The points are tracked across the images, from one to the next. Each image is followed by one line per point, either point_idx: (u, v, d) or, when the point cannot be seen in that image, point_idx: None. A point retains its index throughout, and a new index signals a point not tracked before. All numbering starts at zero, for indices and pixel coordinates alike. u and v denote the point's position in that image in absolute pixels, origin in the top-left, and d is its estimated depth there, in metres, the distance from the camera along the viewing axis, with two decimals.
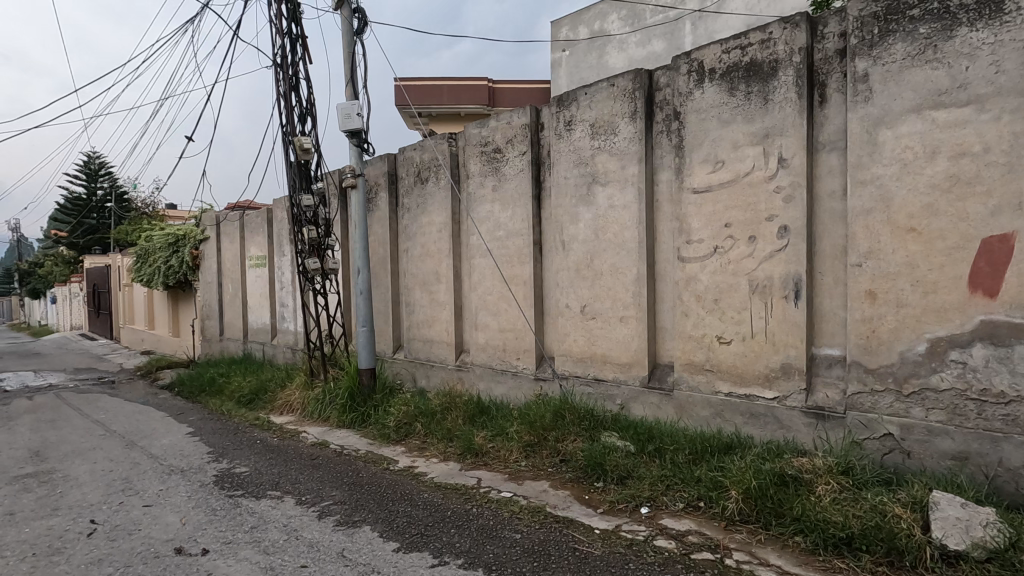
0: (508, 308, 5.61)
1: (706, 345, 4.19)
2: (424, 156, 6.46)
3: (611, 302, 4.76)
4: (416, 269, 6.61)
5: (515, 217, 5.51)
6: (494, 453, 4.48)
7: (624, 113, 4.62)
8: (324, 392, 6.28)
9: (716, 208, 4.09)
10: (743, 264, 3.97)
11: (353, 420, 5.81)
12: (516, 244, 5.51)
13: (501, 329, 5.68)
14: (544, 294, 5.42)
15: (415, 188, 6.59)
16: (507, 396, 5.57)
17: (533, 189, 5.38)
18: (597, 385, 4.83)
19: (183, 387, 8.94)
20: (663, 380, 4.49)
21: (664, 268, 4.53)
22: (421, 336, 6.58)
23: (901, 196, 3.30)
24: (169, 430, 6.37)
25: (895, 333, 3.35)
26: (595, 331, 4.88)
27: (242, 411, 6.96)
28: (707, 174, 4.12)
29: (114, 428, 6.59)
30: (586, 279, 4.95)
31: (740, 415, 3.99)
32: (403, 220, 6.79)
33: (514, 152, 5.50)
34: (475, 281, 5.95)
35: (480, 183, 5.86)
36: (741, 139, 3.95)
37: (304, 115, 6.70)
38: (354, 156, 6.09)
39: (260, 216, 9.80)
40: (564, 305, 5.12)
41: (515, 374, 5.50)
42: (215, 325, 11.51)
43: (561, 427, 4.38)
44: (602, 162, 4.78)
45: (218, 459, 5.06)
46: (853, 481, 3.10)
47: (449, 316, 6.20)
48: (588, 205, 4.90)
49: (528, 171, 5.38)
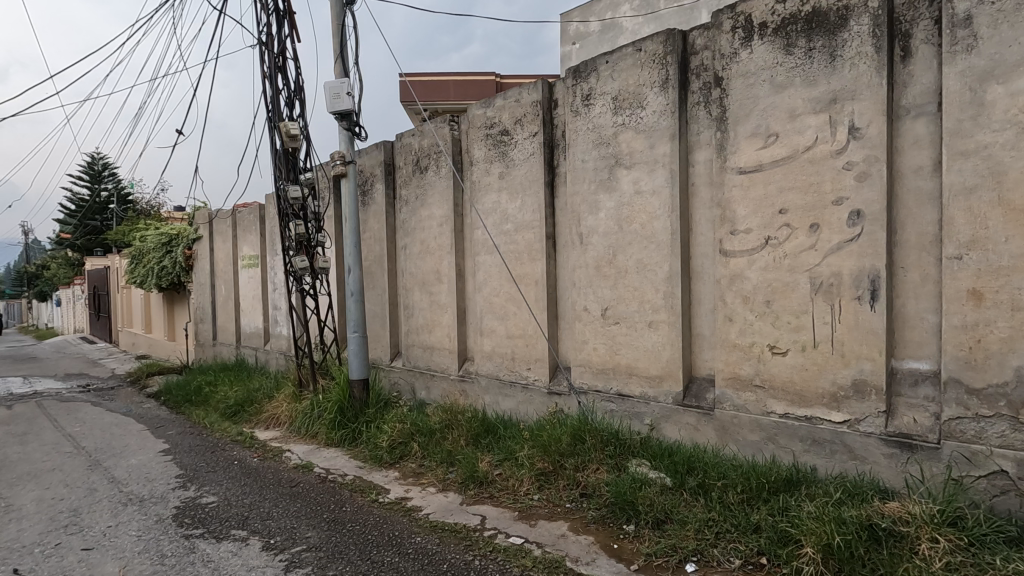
0: (517, 312, 4.93)
1: (754, 356, 3.49)
2: (423, 143, 5.82)
3: (637, 305, 4.08)
4: (415, 267, 5.95)
5: (525, 207, 4.84)
6: (500, 483, 3.81)
7: (653, 82, 3.93)
8: (313, 405, 5.64)
9: (768, 191, 3.39)
10: (801, 258, 3.28)
11: (342, 438, 5.14)
12: (526, 239, 4.83)
13: (508, 335, 5.01)
14: (558, 296, 4.75)
15: (413, 179, 5.94)
16: (517, 411, 4.90)
17: (546, 175, 4.70)
18: (621, 402, 4.15)
19: (169, 396, 8.33)
20: (701, 397, 3.79)
21: (702, 264, 3.84)
22: (421, 343, 5.92)
23: (1017, 168, 2.59)
24: (141, 447, 5.74)
25: (1008, 344, 2.64)
26: (619, 338, 4.19)
27: (225, 425, 6.32)
28: (757, 150, 3.42)
29: (83, 444, 5.97)
30: (607, 278, 4.26)
31: (799, 441, 3.30)
32: (401, 214, 6.14)
33: (524, 133, 4.83)
34: (479, 282, 5.28)
35: (485, 170, 5.18)
36: (799, 106, 3.25)
37: (291, 98, 6.09)
38: (344, 141, 5.44)
39: (252, 213, 9.20)
40: (582, 309, 4.44)
41: (525, 387, 4.83)
42: (208, 329, 10.93)
43: (580, 453, 3.71)
44: (627, 141, 4.09)
45: (185, 485, 4.42)
46: (968, 537, 2.40)
47: (451, 320, 5.55)
48: (610, 193, 4.21)
49: (540, 154, 4.70)
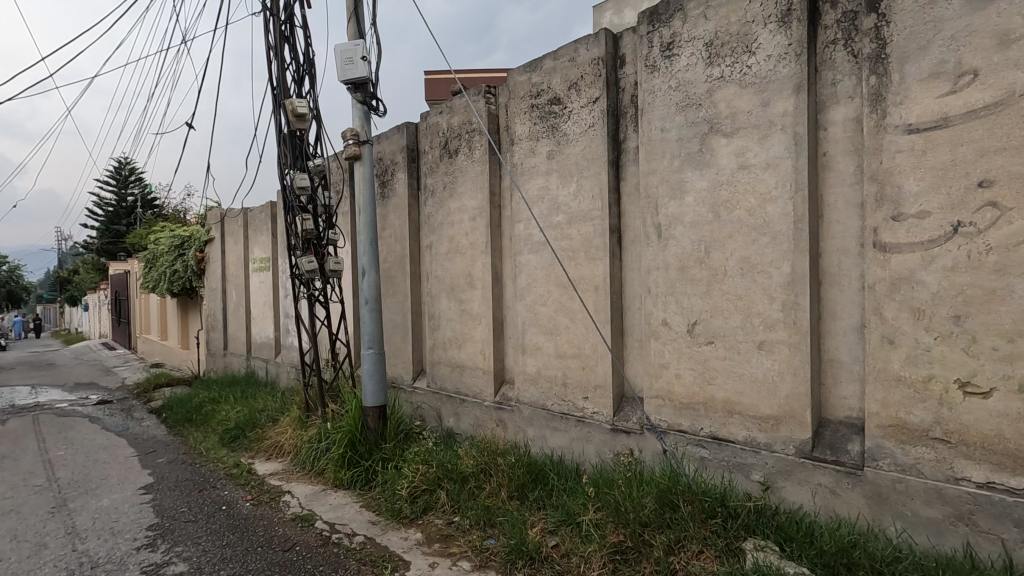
0: (570, 325, 3.92)
1: (932, 395, 2.42)
2: (453, 122, 4.87)
3: (742, 319, 3.03)
4: (442, 270, 5.00)
5: (581, 193, 3.84)
6: (560, 563, 2.80)
7: (766, 17, 2.90)
8: (320, 435, 4.70)
9: (958, 155, 2.32)
10: (1019, 254, 2.19)
11: (353, 479, 4.19)
12: (582, 234, 3.83)
13: (559, 355, 4.01)
14: (625, 306, 3.73)
15: (440, 165, 5.00)
16: (571, 451, 3.89)
17: (610, 151, 3.69)
18: (717, 449, 3.12)
19: (170, 413, 7.53)
20: (841, 449, 2.72)
21: (840, 264, 2.77)
22: (449, 360, 4.95)
23: None
24: (122, 482, 4.87)
25: None
26: (713, 364, 3.16)
27: (220, 454, 5.44)
28: (939, 97, 2.37)
29: (57, 476, 5.11)
30: (696, 283, 3.23)
31: (1014, 528, 2.21)
32: (426, 206, 5.20)
33: (580, 100, 3.83)
34: (520, 288, 4.28)
35: (529, 149, 4.20)
36: (1017, 26, 2.19)
37: (299, 73, 5.21)
38: (358, 117, 4.51)
39: (263, 211, 8.39)
40: (659, 323, 3.41)
41: (581, 422, 3.83)
42: (219, 338, 10.18)
43: (672, 528, 2.69)
44: (726, 99, 3.06)
45: (154, 544, 3.50)
46: None
47: (485, 333, 4.57)
48: (701, 169, 3.18)
49: (602, 125, 3.70)
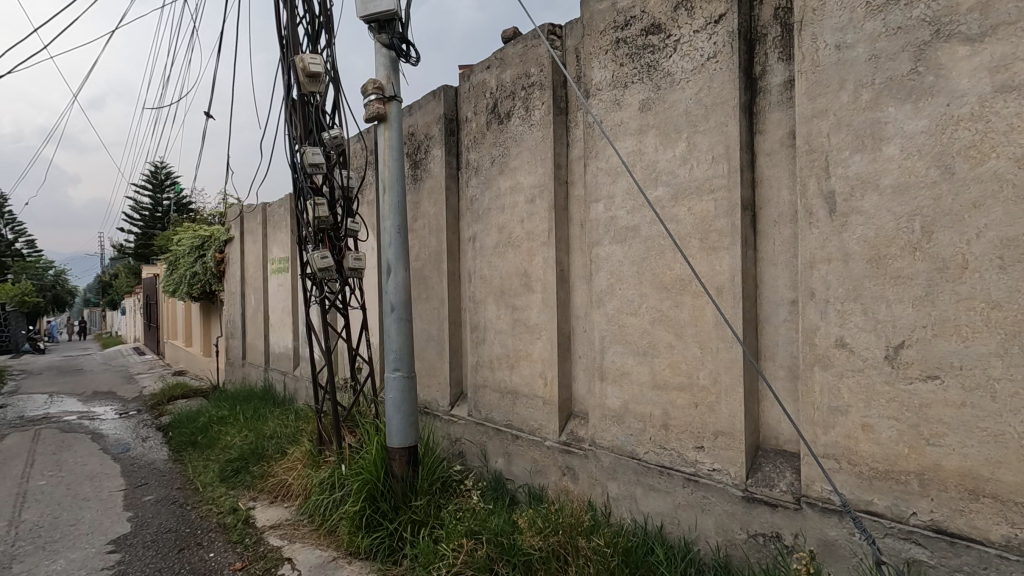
0: (675, 344, 2.77)
1: None
2: (504, 77, 3.78)
3: (1000, 341, 1.84)
4: (489, 267, 3.91)
5: (693, 155, 2.69)
6: None
7: None
8: (332, 480, 3.64)
9: None
10: None
11: (372, 547, 3.11)
12: (695, 213, 2.68)
13: (658, 383, 2.85)
14: (761, 317, 2.56)
15: (488, 135, 3.91)
16: (678, 523, 2.73)
17: (741, 90, 2.53)
18: (951, 554, 1.92)
19: (174, 433, 6.64)
20: None
21: None
22: (497, 382, 3.85)
23: None
24: (92, 531, 3.90)
25: None
26: (938, 414, 1.96)
27: (216, 494, 4.45)
28: None
29: (22, 519, 4.19)
30: (903, 283, 2.04)
31: None
32: (468, 188, 4.13)
33: (692, 23, 2.69)
34: (597, 291, 3.15)
35: (612, 101, 3.07)
36: None
37: (314, 26, 4.22)
38: (384, 66, 3.45)
39: (283, 205, 7.50)
40: (831, 345, 2.22)
41: (694, 485, 2.66)
42: (238, 347, 9.35)
43: None
44: None
45: None
46: None
47: (548, 350, 3.46)
48: (916, 101, 1.99)
49: (729, 54, 2.55)
